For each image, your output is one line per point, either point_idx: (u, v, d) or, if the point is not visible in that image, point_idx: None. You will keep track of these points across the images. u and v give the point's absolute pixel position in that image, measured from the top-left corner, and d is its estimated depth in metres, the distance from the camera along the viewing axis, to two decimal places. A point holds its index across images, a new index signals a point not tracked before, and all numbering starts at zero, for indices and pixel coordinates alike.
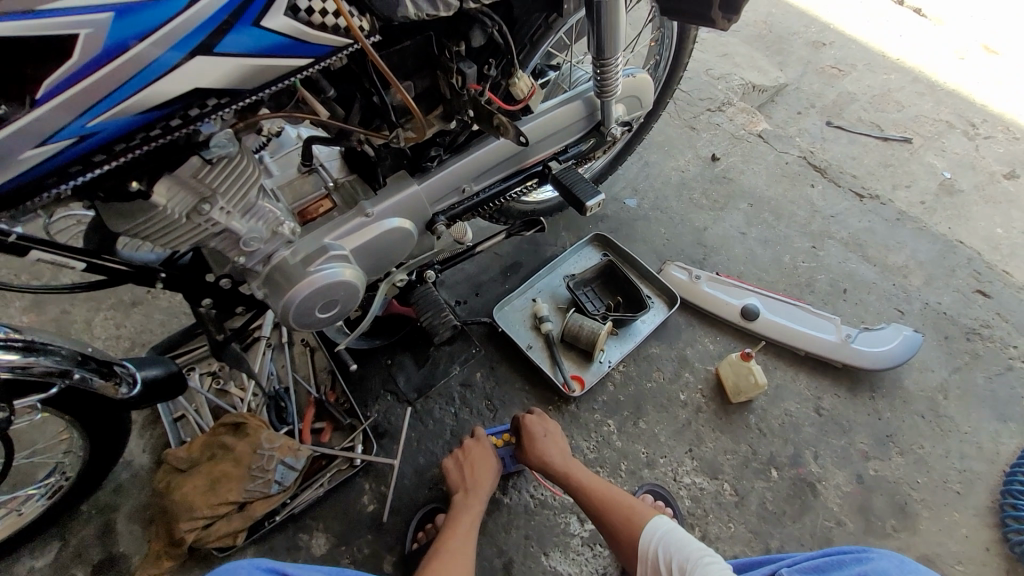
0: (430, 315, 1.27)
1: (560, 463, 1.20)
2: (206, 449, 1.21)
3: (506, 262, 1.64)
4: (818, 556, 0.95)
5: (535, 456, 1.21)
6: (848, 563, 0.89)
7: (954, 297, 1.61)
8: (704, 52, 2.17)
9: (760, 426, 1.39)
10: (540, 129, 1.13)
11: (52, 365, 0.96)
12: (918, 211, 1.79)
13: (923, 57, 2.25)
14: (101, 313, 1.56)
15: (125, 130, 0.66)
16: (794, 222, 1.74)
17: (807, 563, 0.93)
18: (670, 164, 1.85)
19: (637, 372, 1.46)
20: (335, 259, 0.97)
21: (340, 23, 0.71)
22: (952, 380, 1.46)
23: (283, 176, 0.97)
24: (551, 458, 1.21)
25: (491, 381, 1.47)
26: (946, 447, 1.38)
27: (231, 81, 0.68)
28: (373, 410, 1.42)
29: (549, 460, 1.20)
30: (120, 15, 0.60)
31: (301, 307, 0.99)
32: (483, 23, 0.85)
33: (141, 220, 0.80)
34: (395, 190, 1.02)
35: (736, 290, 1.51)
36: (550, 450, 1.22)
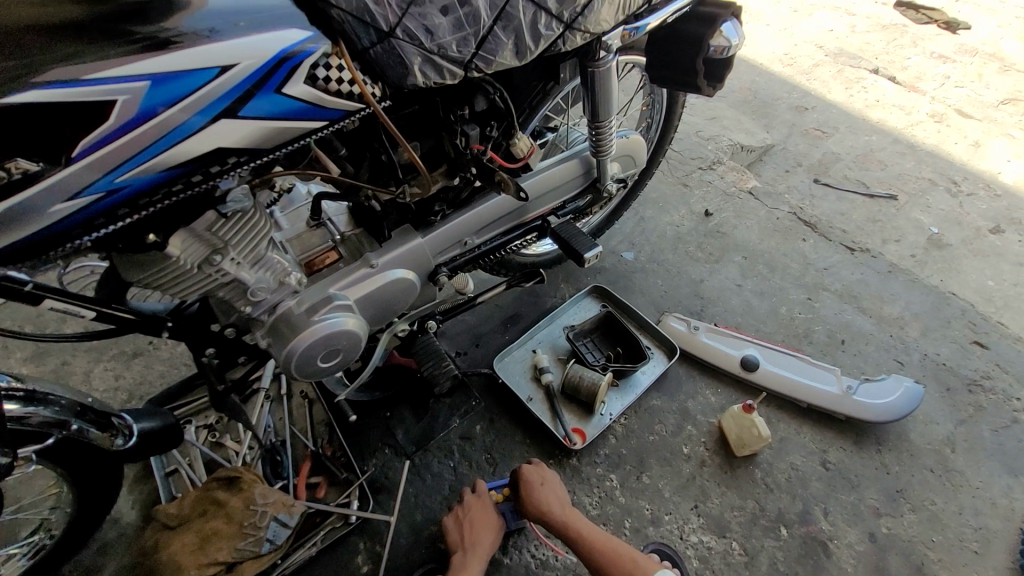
0: (431, 365, 1.28)
1: (558, 514, 1.17)
2: (198, 504, 1.17)
3: (506, 314, 1.67)
4: None
5: (533, 508, 1.18)
6: None
7: (952, 348, 1.62)
8: (694, 116, 2.30)
9: (766, 481, 1.36)
10: (539, 186, 1.19)
11: (50, 416, 0.95)
12: (909, 264, 1.84)
13: (901, 120, 2.38)
14: (101, 364, 1.56)
15: (149, 186, 0.70)
16: (788, 275, 1.78)
17: None
18: (665, 219, 1.91)
19: (639, 425, 1.44)
20: (338, 308, 1.00)
21: (354, 90, 0.77)
22: (959, 433, 1.44)
23: (292, 230, 0.99)
24: (550, 509, 1.17)
25: (491, 433, 1.45)
26: (959, 503, 1.34)
27: (251, 141, 0.73)
28: (370, 464, 1.39)
29: (547, 511, 1.17)
30: (155, 83, 0.66)
31: (304, 356, 1.00)
32: (486, 91, 0.92)
33: (154, 269, 0.83)
34: (399, 243, 1.05)
35: (735, 341, 1.53)
36: (549, 501, 1.18)
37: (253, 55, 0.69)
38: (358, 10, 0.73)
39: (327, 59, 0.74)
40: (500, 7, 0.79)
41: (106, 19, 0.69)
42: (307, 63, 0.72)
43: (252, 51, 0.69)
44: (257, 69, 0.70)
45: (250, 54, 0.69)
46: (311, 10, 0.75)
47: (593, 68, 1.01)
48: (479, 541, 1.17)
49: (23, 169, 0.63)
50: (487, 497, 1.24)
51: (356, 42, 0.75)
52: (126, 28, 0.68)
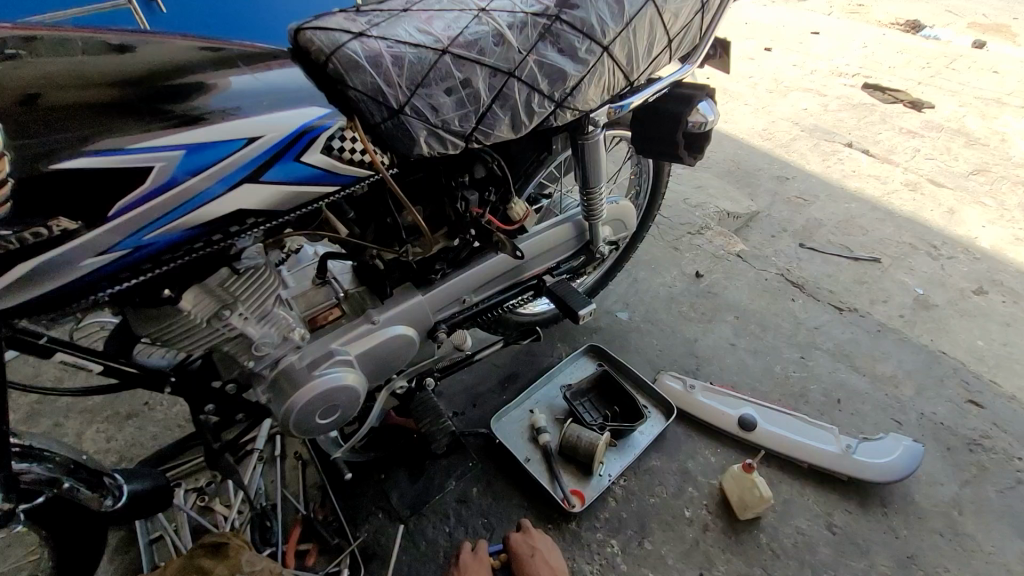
0: (429, 422, 1.28)
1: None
2: (181, 573, 1.10)
3: (503, 373, 1.68)
4: None
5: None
6: None
7: (948, 406, 1.62)
8: (681, 185, 2.44)
9: (772, 547, 1.32)
10: (535, 247, 1.25)
11: (42, 473, 0.95)
12: (897, 324, 1.88)
13: (877, 189, 2.52)
14: (93, 426, 1.54)
15: (172, 244, 0.75)
16: (781, 334, 1.81)
17: None
18: (657, 281, 1.97)
19: (638, 486, 1.42)
20: (338, 364, 1.02)
21: (365, 158, 0.84)
22: (965, 494, 1.42)
23: (298, 287, 1.04)
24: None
25: (488, 496, 1.41)
26: (973, 570, 1.29)
27: (269, 203, 0.79)
28: (363, 530, 1.34)
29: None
30: (189, 153, 0.73)
31: (303, 413, 1.01)
32: (484, 159, 1.02)
33: (165, 324, 0.86)
34: (400, 300, 1.10)
35: (731, 400, 1.53)
36: (540, 572, 1.16)
37: (277, 129, 0.77)
38: (372, 91, 0.82)
39: (342, 132, 0.82)
40: (498, 88, 0.88)
41: (147, 91, 0.75)
42: (324, 135, 0.80)
43: (276, 125, 0.77)
44: (280, 141, 0.77)
45: (274, 128, 0.77)
46: (330, 90, 0.83)
47: (583, 140, 1.10)
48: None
49: (62, 226, 0.68)
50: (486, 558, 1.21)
51: (368, 118, 0.84)
52: (165, 102, 0.74)
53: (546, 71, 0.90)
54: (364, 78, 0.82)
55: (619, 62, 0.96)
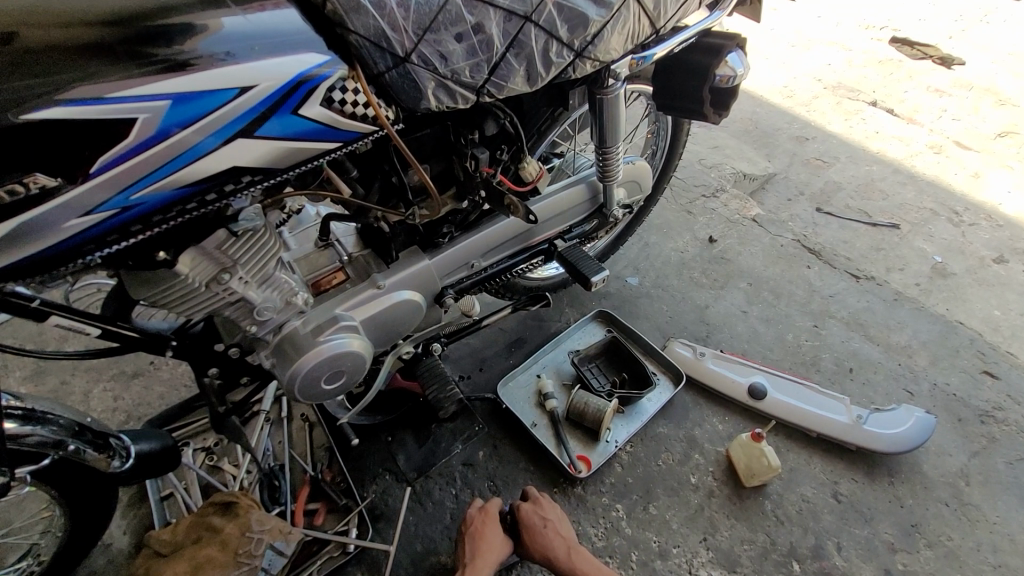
0: (435, 389, 1.25)
1: (563, 559, 1.12)
2: (192, 530, 1.14)
3: (510, 338, 1.66)
4: None
5: (538, 553, 1.13)
6: None
7: (962, 378, 1.60)
8: (696, 145, 2.34)
9: (776, 514, 1.32)
10: (547, 210, 1.20)
11: (47, 436, 0.93)
12: (914, 293, 1.83)
13: (901, 151, 2.41)
14: (100, 385, 1.54)
15: (163, 204, 0.70)
16: (794, 302, 1.77)
17: None
18: (669, 245, 1.92)
19: (645, 453, 1.41)
20: (344, 330, 0.99)
21: (369, 112, 0.78)
22: (973, 466, 1.41)
23: (300, 250, 1.02)
24: (554, 554, 1.12)
25: (494, 460, 1.42)
26: (977, 540, 1.29)
27: (265, 161, 0.74)
28: (370, 491, 1.35)
29: (552, 557, 1.12)
30: (176, 103, 0.67)
31: (307, 378, 0.99)
32: (496, 115, 0.93)
33: (160, 288, 0.82)
34: (406, 264, 1.06)
35: (742, 367, 1.51)
36: (552, 544, 1.13)
37: (272, 77, 0.71)
38: (375, 36, 0.75)
39: (343, 83, 0.75)
40: (514, 34, 0.80)
41: (127, 33, 0.68)
42: (323, 86, 0.73)
43: (271, 73, 0.71)
44: (276, 91, 0.71)
45: (269, 77, 0.70)
46: (329, 34, 0.76)
47: (601, 95, 1.02)
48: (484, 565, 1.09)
49: (39, 184, 0.63)
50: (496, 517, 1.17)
51: (372, 67, 0.77)
52: (147, 46, 0.68)
53: (566, 16, 0.82)
54: (366, 20, 0.74)
55: (645, 7, 0.89)
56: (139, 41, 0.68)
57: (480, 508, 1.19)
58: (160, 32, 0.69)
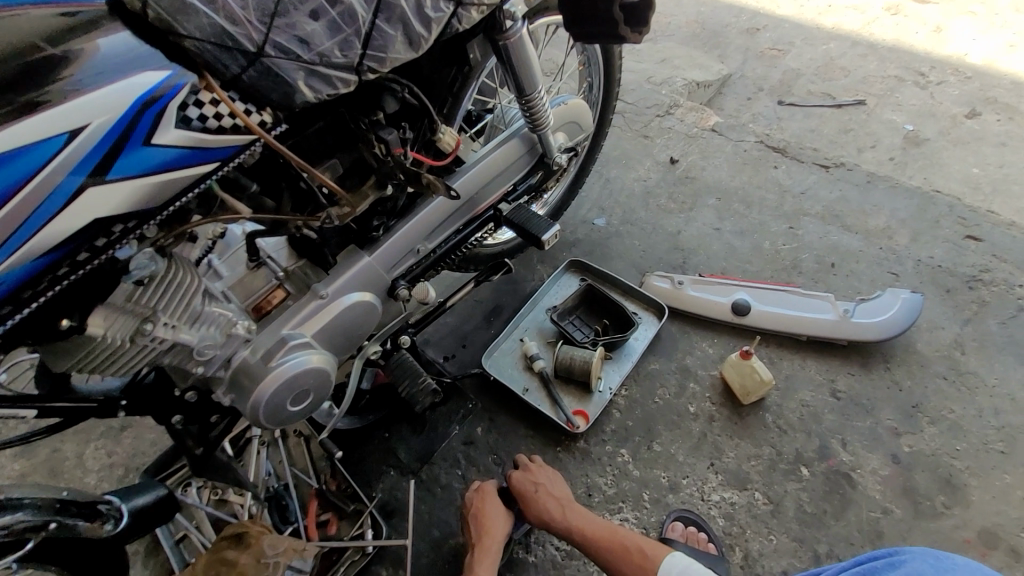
0: (408, 383, 1.23)
1: (559, 519, 1.11)
2: (210, 567, 1.12)
3: (487, 307, 1.62)
4: (851, 566, 0.80)
5: (535, 518, 1.13)
6: (882, 569, 0.74)
7: (945, 248, 1.56)
8: (643, 63, 2.21)
9: (779, 424, 1.31)
10: (483, 174, 1.12)
11: (28, 519, 0.91)
12: (887, 169, 1.77)
13: (857, 21, 2.28)
14: (90, 445, 1.52)
15: (31, 275, 0.64)
16: (767, 207, 1.71)
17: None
18: (631, 176, 1.84)
19: (641, 393, 1.40)
20: (301, 349, 0.96)
21: (238, 122, 0.70)
22: (966, 333, 1.40)
23: (233, 276, 0.92)
24: (550, 516, 1.11)
25: (493, 433, 1.41)
26: (977, 407, 1.29)
27: (134, 202, 0.67)
28: (378, 490, 1.35)
29: (548, 519, 1.11)
30: (0, 164, 0.59)
31: (271, 405, 0.95)
32: (392, 90, 0.86)
33: (78, 356, 0.77)
34: (347, 265, 1.01)
35: (723, 287, 1.48)
36: (547, 506, 1.12)
37: (106, 111, 0.63)
38: (217, 36, 0.66)
39: (197, 95, 0.67)
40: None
41: None
42: (173, 104, 0.66)
43: (106, 104, 0.63)
44: (114, 124, 0.63)
45: (101, 111, 0.63)
46: (161, 43, 0.67)
47: (504, 41, 0.94)
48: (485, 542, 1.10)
49: None
50: (492, 491, 1.18)
51: (223, 72, 0.68)
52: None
53: None
54: (200, 21, 0.66)
55: None
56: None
57: (477, 487, 1.20)
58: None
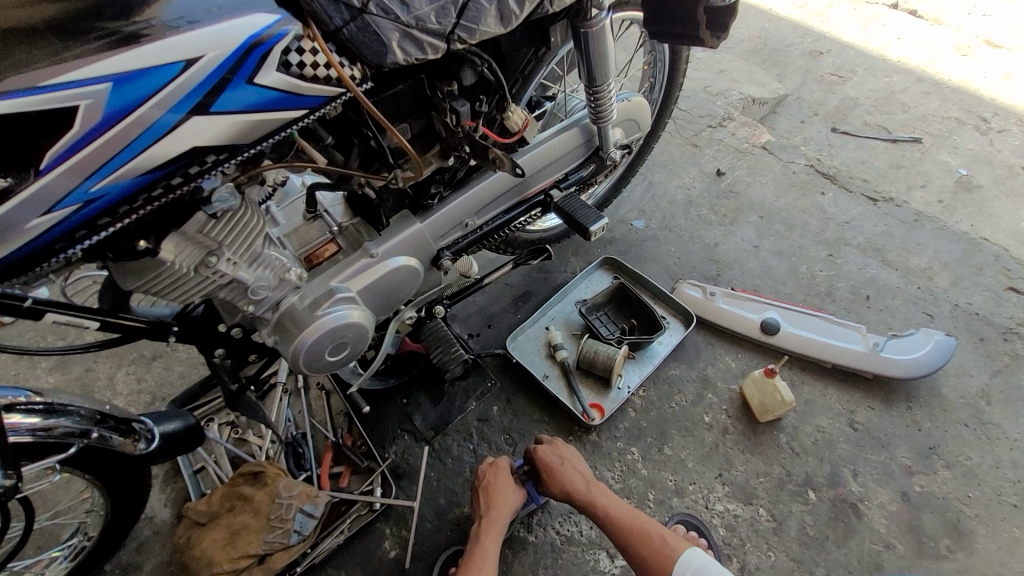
0: (441, 351, 1.26)
1: (582, 495, 1.12)
2: (225, 500, 1.21)
3: (516, 292, 1.64)
4: None
5: (557, 489, 1.13)
6: None
7: (984, 296, 1.55)
8: (701, 71, 2.19)
9: (792, 446, 1.32)
10: (539, 159, 1.14)
11: (72, 426, 0.97)
12: (935, 211, 1.75)
13: (924, 57, 2.23)
14: (122, 369, 1.58)
15: (129, 192, 0.68)
16: (808, 232, 1.70)
17: None
18: (675, 183, 1.84)
19: (658, 396, 1.42)
20: (346, 304, 0.99)
21: (331, 74, 0.73)
22: (994, 384, 1.39)
23: (289, 224, 0.97)
24: (575, 490, 1.12)
25: (509, 414, 1.43)
26: (996, 458, 1.28)
27: (228, 137, 0.70)
28: (391, 451, 1.38)
29: (572, 491, 1.12)
30: (120, 83, 0.63)
31: (311, 352, 0.99)
32: (472, 62, 0.87)
33: (150, 276, 0.81)
34: (398, 229, 1.04)
35: (754, 304, 1.48)
36: (573, 479, 1.13)
37: (219, 46, 0.66)
38: None
39: (299, 43, 0.70)
40: None
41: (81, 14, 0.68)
42: (278, 48, 0.69)
43: (218, 40, 0.66)
44: (224, 60, 0.66)
45: (215, 46, 0.66)
46: None
47: (585, 28, 0.96)
48: (495, 514, 1.12)
49: None
50: (507, 468, 1.19)
51: (327, 23, 0.71)
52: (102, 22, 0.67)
53: None
54: None
55: None
56: (82, 32, 0.66)
57: (491, 463, 1.21)
58: (113, 17, 0.67)
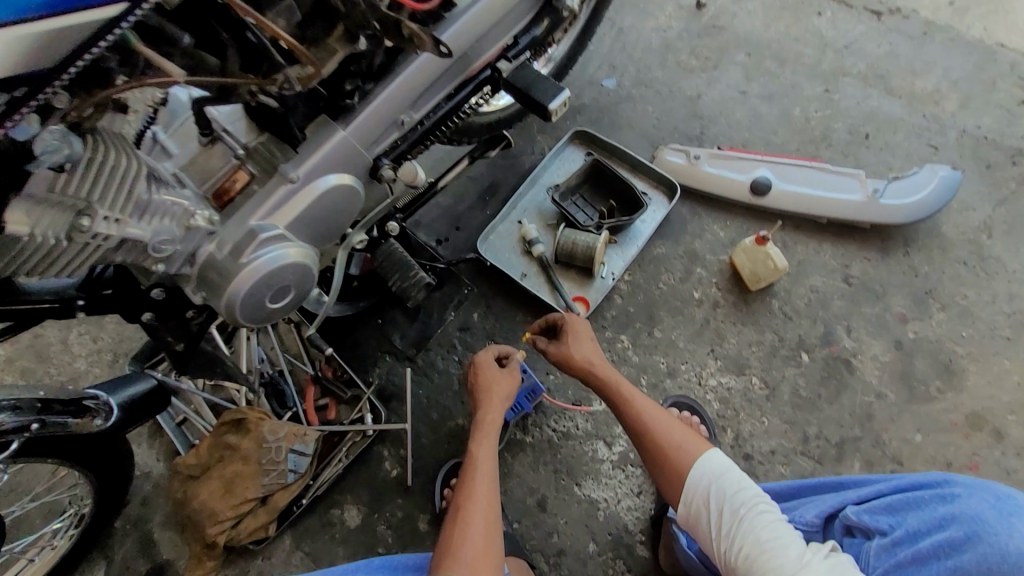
0: (398, 277, 1.11)
1: (595, 372, 1.02)
2: (214, 451, 1.17)
3: (481, 185, 1.47)
4: (884, 487, 0.80)
5: (579, 359, 1.04)
6: (929, 500, 0.73)
7: (995, 116, 1.39)
8: None
9: (784, 311, 1.27)
10: (476, 22, 0.90)
11: (12, 421, 0.88)
12: (949, 16, 1.50)
13: None
14: (73, 330, 1.47)
15: None
16: (803, 65, 1.48)
17: (878, 502, 0.78)
18: (648, 24, 1.55)
19: (645, 278, 1.33)
20: (280, 239, 0.83)
21: None
22: (998, 215, 1.30)
23: (184, 153, 0.80)
24: (596, 363, 1.03)
25: (490, 319, 1.36)
26: (993, 293, 1.24)
27: (16, 57, 0.55)
28: (375, 375, 1.34)
29: (593, 362, 1.03)
30: None
31: (251, 303, 0.84)
32: None
33: (10, 255, 0.66)
34: (319, 141, 0.84)
35: (743, 163, 1.33)
36: (593, 351, 1.05)
37: None
38: None
39: None
40: None
41: None
42: None
43: None
44: None
45: None
46: None
47: None
48: (488, 413, 1.02)
49: None
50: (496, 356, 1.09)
51: None
52: None
53: None
54: None
55: None
56: None
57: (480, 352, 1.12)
58: None
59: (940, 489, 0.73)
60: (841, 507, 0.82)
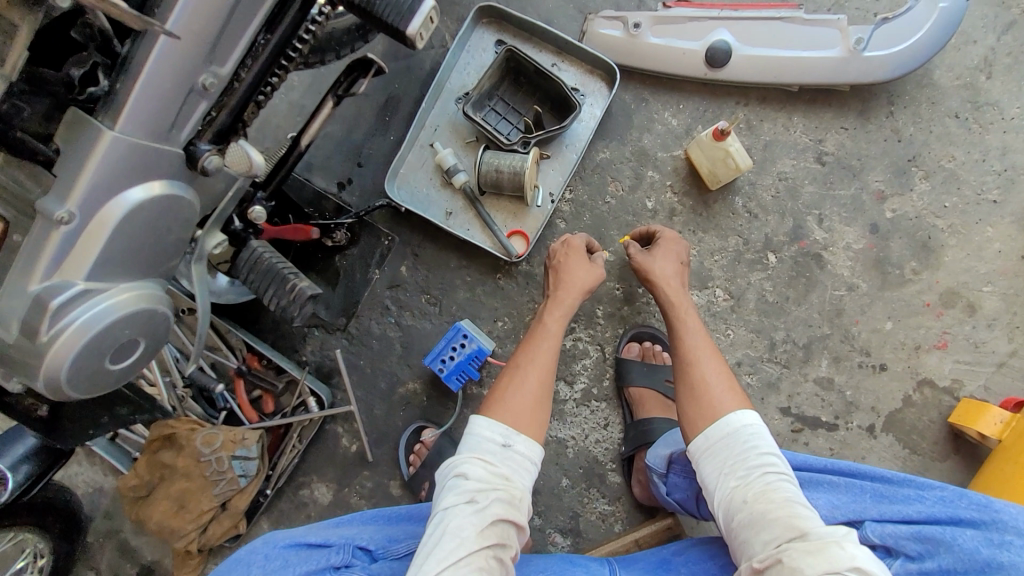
0: (274, 293, 0.85)
1: (668, 291, 0.96)
2: (154, 469, 1.09)
3: (376, 103, 1.17)
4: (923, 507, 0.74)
5: (657, 270, 0.98)
6: (974, 539, 0.68)
7: None
8: None
9: (749, 208, 1.10)
10: None
11: None
12: None
13: None
14: None
15: None
16: None
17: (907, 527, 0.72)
18: None
19: (589, 194, 1.13)
20: (92, 294, 0.63)
21: None
22: (1002, 46, 1.07)
23: None
24: (673, 282, 0.97)
25: (421, 269, 1.18)
26: (984, 150, 1.07)
27: None
28: (308, 353, 1.20)
29: (668, 281, 0.97)
30: None
31: (86, 375, 0.66)
32: None
33: None
34: (80, 153, 0.58)
35: (695, 27, 1.05)
36: (665, 270, 0.98)
37: None
38: None
39: None
40: None
41: None
42: None
43: None
44: None
45: None
46: None
47: None
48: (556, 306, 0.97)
49: None
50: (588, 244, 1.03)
51: None
52: None
53: None
54: None
55: None
56: None
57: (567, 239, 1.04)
58: None
59: (985, 529, 0.69)
60: (858, 522, 0.76)
